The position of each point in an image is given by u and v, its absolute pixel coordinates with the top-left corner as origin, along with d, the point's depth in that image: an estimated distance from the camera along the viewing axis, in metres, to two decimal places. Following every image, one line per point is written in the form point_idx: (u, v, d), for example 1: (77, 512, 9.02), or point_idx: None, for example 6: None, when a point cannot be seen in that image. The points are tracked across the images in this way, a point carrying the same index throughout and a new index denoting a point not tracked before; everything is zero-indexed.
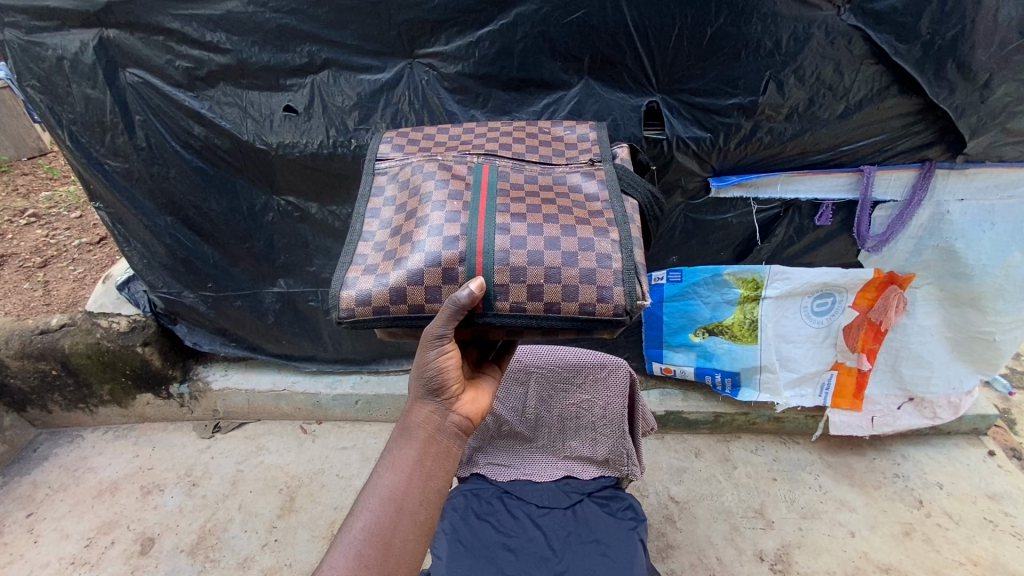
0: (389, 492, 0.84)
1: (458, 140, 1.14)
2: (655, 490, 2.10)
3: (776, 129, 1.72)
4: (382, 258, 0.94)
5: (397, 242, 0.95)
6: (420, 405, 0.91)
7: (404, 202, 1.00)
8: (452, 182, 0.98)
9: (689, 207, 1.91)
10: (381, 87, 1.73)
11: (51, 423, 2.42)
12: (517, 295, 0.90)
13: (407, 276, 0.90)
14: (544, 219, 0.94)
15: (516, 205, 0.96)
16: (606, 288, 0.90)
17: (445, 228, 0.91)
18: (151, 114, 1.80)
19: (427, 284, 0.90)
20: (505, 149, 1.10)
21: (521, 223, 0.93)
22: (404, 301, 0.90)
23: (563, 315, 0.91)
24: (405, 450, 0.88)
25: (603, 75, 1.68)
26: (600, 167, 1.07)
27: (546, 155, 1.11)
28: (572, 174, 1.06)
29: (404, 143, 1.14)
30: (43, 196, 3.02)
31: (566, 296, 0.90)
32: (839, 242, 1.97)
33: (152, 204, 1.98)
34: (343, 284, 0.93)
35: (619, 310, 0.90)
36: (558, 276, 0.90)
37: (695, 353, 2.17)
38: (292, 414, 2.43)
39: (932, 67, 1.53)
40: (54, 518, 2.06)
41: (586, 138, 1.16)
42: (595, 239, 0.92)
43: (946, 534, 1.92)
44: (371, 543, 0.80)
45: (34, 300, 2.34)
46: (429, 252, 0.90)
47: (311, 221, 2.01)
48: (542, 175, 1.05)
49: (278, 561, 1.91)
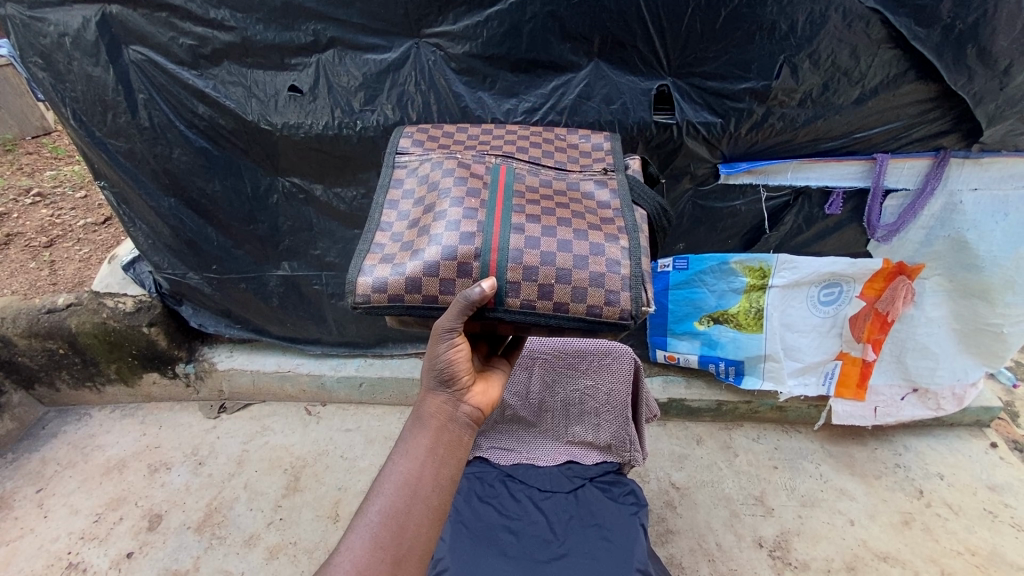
0: (403, 477, 0.84)
1: (477, 140, 1.14)
2: (657, 476, 2.12)
3: (789, 115, 1.69)
4: (399, 249, 0.93)
5: (413, 236, 0.94)
6: (436, 394, 0.90)
7: (422, 196, 0.98)
8: (470, 181, 0.97)
9: (698, 194, 1.89)
10: (387, 67, 1.70)
11: (59, 401, 2.45)
12: (528, 293, 0.89)
13: (424, 265, 0.90)
14: (557, 221, 0.93)
15: (530, 207, 0.95)
16: (613, 293, 0.89)
17: (461, 224, 0.90)
18: (154, 92, 1.78)
19: (442, 277, 0.89)
20: (522, 152, 1.09)
21: (534, 224, 0.92)
22: (419, 291, 0.90)
23: (570, 315, 0.90)
24: (418, 438, 0.87)
25: (613, 57, 1.64)
26: (612, 177, 1.06)
27: (562, 160, 1.10)
28: (585, 181, 1.05)
29: (424, 139, 1.12)
30: (48, 175, 3.02)
31: (574, 298, 0.89)
32: (849, 231, 1.95)
33: (155, 184, 1.97)
34: (359, 270, 0.92)
35: (622, 315, 0.89)
36: (568, 278, 0.89)
37: (699, 342, 2.17)
38: (297, 395, 2.45)
39: (951, 52, 1.50)
40: (63, 494, 2.09)
41: (602, 147, 1.15)
42: (605, 244, 0.91)
43: (945, 524, 1.92)
44: (385, 526, 0.80)
45: (40, 279, 2.38)
46: (445, 246, 0.89)
47: (316, 203, 2.00)
48: (557, 179, 1.04)
49: (283, 539, 1.92)
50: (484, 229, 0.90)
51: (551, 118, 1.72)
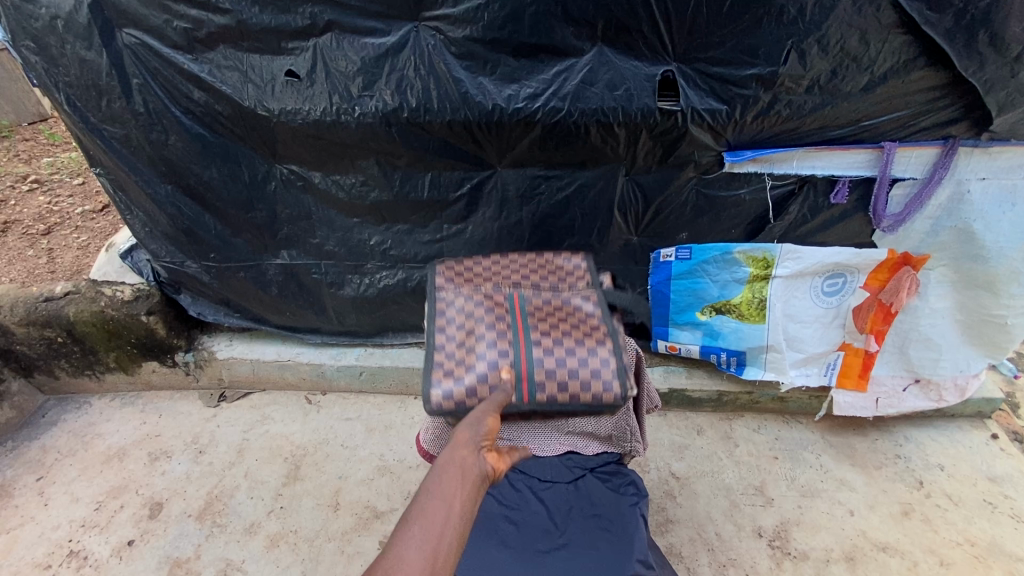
0: (437, 508, 0.80)
1: (494, 270, 1.41)
2: (657, 466, 2.12)
3: (796, 102, 1.66)
4: (453, 364, 1.15)
5: (457, 357, 1.16)
6: (463, 444, 0.95)
7: (465, 325, 1.21)
8: (495, 309, 1.25)
9: (701, 182, 1.86)
10: (386, 51, 1.66)
11: (59, 389, 2.45)
12: (551, 388, 1.13)
13: (475, 377, 1.12)
14: (563, 333, 1.21)
15: (544, 325, 1.22)
16: (607, 381, 1.15)
17: (499, 343, 1.16)
18: (149, 77, 1.76)
19: (490, 383, 1.11)
20: (525, 279, 1.38)
21: (547, 336, 1.19)
22: (474, 396, 1.10)
23: (581, 403, 1.14)
24: (452, 475, 0.87)
25: (617, 42, 1.61)
26: (593, 292, 1.34)
27: (555, 282, 1.37)
28: (575, 296, 1.32)
29: (453, 275, 1.38)
30: (45, 162, 2.99)
31: (584, 388, 1.14)
32: (854, 221, 1.93)
33: (151, 171, 1.95)
34: (429, 387, 1.12)
35: (620, 399, 1.14)
36: (577, 376, 1.14)
37: (701, 332, 2.15)
38: (297, 384, 2.44)
39: (963, 37, 1.48)
40: (64, 482, 2.09)
41: (580, 267, 1.42)
42: (598, 350, 1.18)
43: (944, 515, 1.92)
44: (425, 551, 0.73)
45: (38, 267, 2.36)
46: (490, 361, 1.14)
47: (314, 191, 1.97)
48: (554, 297, 1.31)
49: (283, 527, 1.91)
50: (515, 341, 1.18)
51: (552, 104, 1.69)
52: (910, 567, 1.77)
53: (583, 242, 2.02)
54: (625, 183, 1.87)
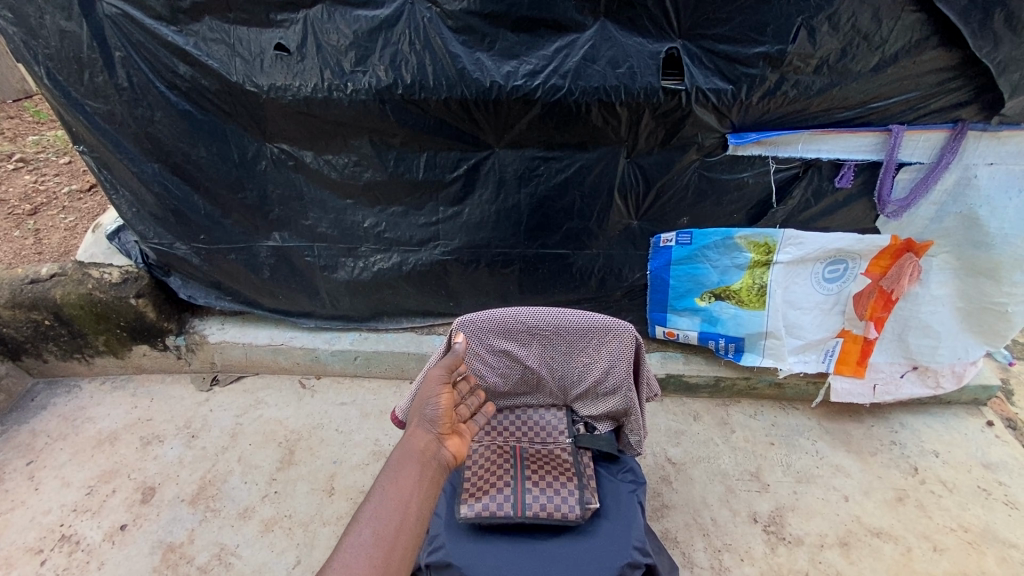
0: (391, 507, 0.96)
1: (507, 333, 1.47)
2: (653, 451, 2.11)
3: (803, 82, 1.61)
4: (467, 489, 1.38)
5: (481, 484, 1.40)
6: (418, 435, 1.14)
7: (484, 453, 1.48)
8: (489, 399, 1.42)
9: (704, 165, 1.82)
10: (379, 24, 1.60)
11: (48, 372, 2.41)
12: (530, 511, 1.32)
13: (477, 510, 1.33)
14: (543, 484, 1.38)
15: (534, 474, 1.41)
16: (570, 504, 1.33)
17: (497, 499, 1.34)
18: (131, 50, 1.69)
19: (489, 502, 1.34)
20: (534, 348, 1.49)
21: (533, 485, 1.37)
22: (474, 509, 1.33)
23: (555, 514, 1.32)
24: (407, 471, 1.03)
25: (621, 16, 1.56)
26: (599, 362, 1.47)
27: (565, 341, 1.47)
28: (582, 371, 1.50)
29: (470, 338, 1.47)
30: (30, 140, 2.91)
31: (556, 507, 1.33)
32: (858, 207, 1.89)
33: (137, 149, 1.89)
34: (458, 507, 1.35)
35: (578, 518, 1.31)
36: (548, 506, 1.33)
37: (699, 318, 2.13)
38: (290, 368, 2.41)
39: (978, 15, 1.45)
40: (55, 466, 2.07)
41: (586, 319, 1.46)
42: (567, 497, 1.35)
43: (939, 501, 1.93)
44: (377, 551, 0.89)
45: (25, 248, 2.31)
46: (488, 502, 1.34)
47: (305, 171, 1.91)
48: (562, 368, 1.51)
49: (278, 512, 1.90)
50: (515, 480, 1.38)
51: (553, 82, 1.63)
52: (904, 552, 1.78)
53: (581, 226, 1.98)
54: (625, 166, 1.83)
